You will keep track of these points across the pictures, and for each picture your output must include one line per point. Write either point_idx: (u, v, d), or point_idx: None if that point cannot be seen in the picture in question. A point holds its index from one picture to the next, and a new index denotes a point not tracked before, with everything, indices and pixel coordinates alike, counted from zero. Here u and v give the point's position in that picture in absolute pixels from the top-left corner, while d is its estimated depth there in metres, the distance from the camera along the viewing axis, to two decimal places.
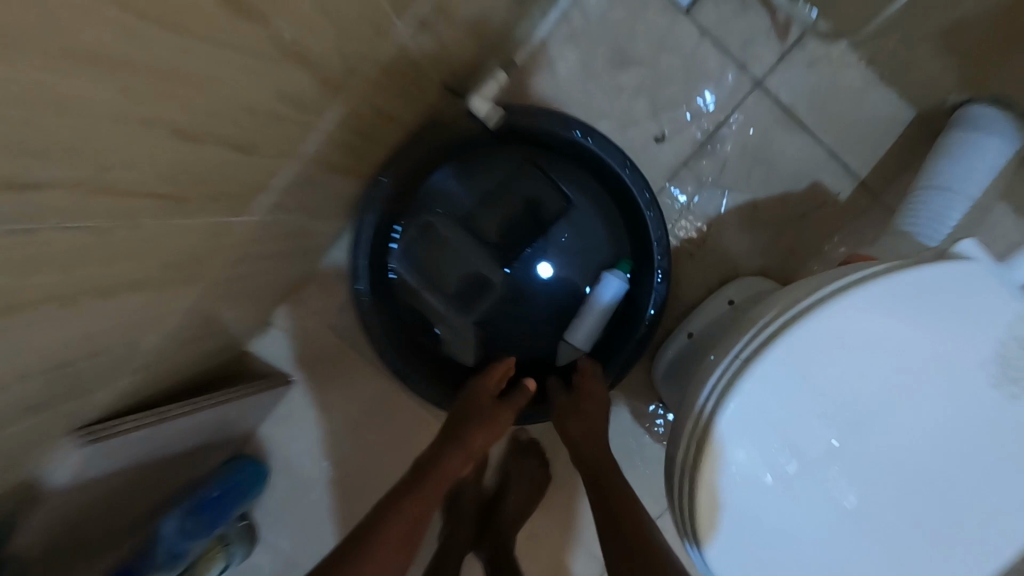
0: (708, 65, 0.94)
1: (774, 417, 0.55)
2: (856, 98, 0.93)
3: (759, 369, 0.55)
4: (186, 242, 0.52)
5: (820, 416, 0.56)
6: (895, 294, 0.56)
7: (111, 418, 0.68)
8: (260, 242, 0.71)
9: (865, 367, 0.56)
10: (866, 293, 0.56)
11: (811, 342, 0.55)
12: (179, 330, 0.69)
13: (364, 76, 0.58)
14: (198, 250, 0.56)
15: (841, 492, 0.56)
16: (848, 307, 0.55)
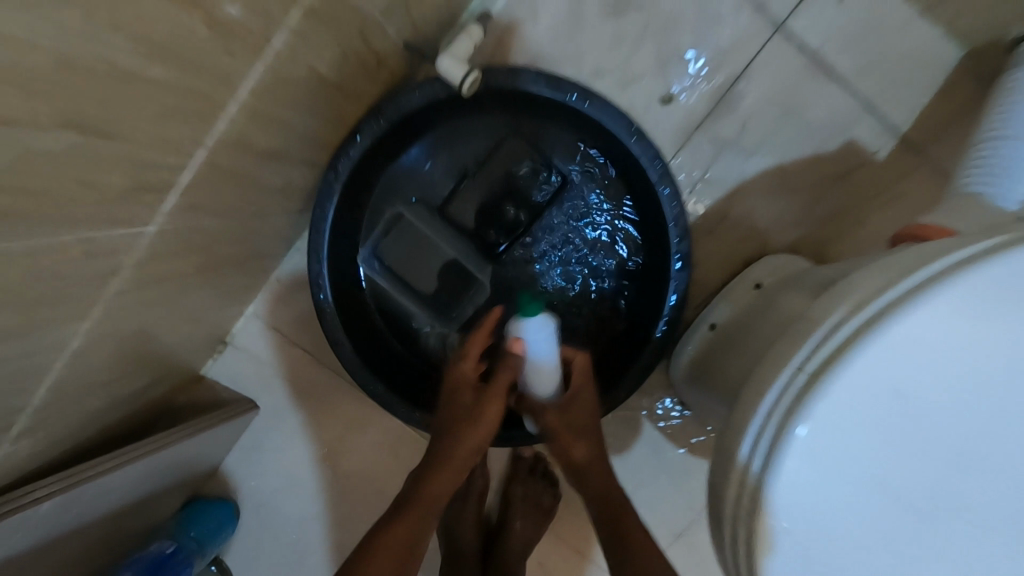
0: (720, 7, 0.79)
1: (845, 452, 0.45)
2: (897, 37, 0.79)
3: (825, 393, 0.44)
4: (55, 271, 0.38)
5: (901, 444, 0.45)
6: (993, 284, 0.44)
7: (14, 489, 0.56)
8: (185, 256, 0.56)
9: (957, 379, 0.44)
10: (954, 289, 0.43)
11: (891, 354, 0.43)
12: (90, 373, 0.55)
13: (283, 28, 0.43)
14: (82, 279, 0.42)
15: (929, 533, 0.46)
16: (938, 306, 0.43)
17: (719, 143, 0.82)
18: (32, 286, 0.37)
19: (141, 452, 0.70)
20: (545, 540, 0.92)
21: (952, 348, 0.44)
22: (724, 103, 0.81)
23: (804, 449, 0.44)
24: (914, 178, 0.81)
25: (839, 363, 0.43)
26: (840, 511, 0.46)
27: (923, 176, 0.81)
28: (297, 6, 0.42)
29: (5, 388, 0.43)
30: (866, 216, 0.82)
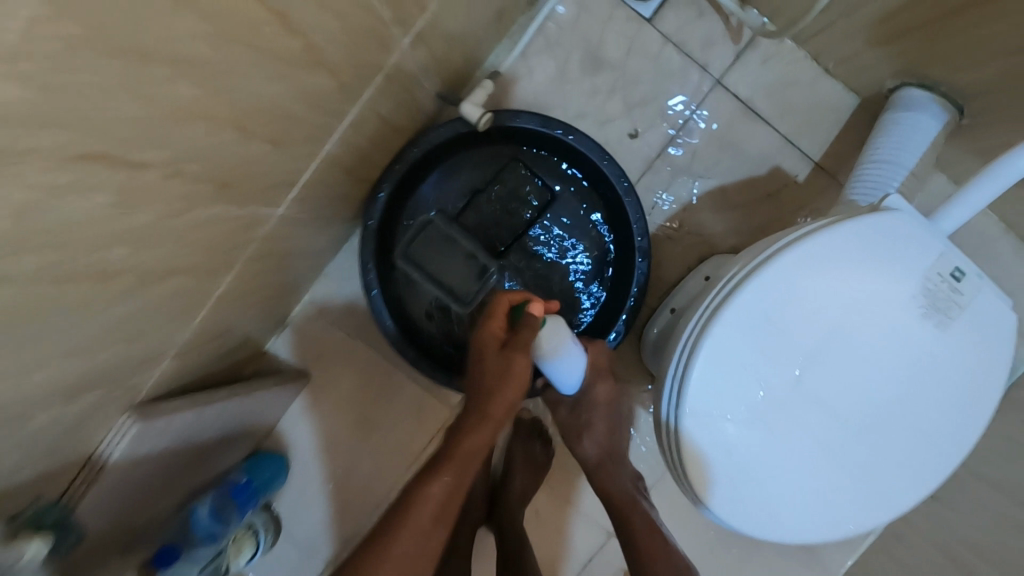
0: (672, 67, 1.05)
1: (738, 360, 0.66)
2: (807, 90, 1.04)
3: (721, 320, 0.65)
4: (229, 234, 0.61)
5: (777, 355, 0.66)
6: (834, 246, 0.65)
7: (160, 400, 0.77)
8: (282, 241, 0.80)
9: (813, 310, 0.65)
10: (804, 251, 0.65)
11: (766, 293, 0.65)
12: (213, 322, 0.77)
13: (367, 87, 0.67)
14: (237, 243, 0.65)
15: (802, 419, 0.66)
16: (794, 261, 0.65)
17: (675, 169, 1.06)
18: (216, 242, 0.60)
19: (234, 394, 0.91)
20: (539, 492, 1.11)
21: (807, 290, 0.65)
22: (677, 139, 1.06)
23: (711, 362, 0.66)
24: (825, 195, 1.05)
25: (730, 303, 0.66)
26: (739, 406, 0.66)
27: (831, 194, 1.04)
28: (377, 73, 0.66)
29: (181, 315, 0.65)
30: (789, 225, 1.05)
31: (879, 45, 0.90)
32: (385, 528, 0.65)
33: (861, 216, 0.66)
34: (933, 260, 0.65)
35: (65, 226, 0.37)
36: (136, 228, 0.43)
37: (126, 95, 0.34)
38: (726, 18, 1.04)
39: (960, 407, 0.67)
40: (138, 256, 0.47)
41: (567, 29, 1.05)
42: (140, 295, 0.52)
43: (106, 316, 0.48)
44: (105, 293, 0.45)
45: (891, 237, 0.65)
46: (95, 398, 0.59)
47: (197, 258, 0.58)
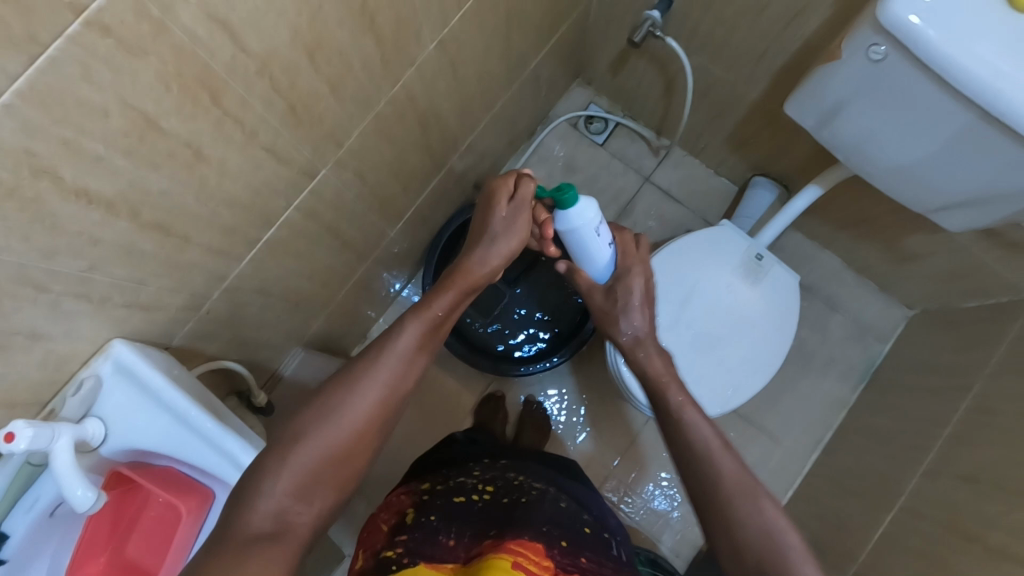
0: (618, 171, 1.70)
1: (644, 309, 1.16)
2: (703, 183, 1.67)
3: None
4: (372, 239, 1.18)
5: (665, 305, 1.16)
6: (688, 246, 1.20)
7: (315, 348, 1.29)
8: (385, 259, 1.35)
9: (681, 279, 1.17)
10: (672, 248, 1.19)
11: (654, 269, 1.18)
12: (343, 305, 1.30)
13: (442, 168, 1.27)
14: (371, 246, 1.21)
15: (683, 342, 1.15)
16: (667, 254, 1.19)
17: None
18: (366, 241, 1.16)
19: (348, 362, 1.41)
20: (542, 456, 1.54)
21: (677, 269, 1.18)
22: (623, 214, 1.67)
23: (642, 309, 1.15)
24: None
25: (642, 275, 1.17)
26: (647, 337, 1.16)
27: None
28: (447, 162, 1.28)
29: (337, 285, 1.18)
30: None
31: (735, 152, 1.53)
32: (368, 352, 0.70)
33: (705, 229, 1.22)
34: (743, 250, 1.20)
35: (337, 198, 0.93)
36: (351, 210, 1.00)
37: (374, 149, 0.93)
38: (649, 142, 1.70)
39: (775, 332, 1.17)
40: (345, 228, 1.03)
41: (551, 150, 1.71)
42: (337, 253, 1.06)
43: (324, 256, 1.03)
44: (331, 241, 1.00)
45: (723, 239, 1.21)
46: (296, 318, 1.11)
47: (357, 246, 1.14)
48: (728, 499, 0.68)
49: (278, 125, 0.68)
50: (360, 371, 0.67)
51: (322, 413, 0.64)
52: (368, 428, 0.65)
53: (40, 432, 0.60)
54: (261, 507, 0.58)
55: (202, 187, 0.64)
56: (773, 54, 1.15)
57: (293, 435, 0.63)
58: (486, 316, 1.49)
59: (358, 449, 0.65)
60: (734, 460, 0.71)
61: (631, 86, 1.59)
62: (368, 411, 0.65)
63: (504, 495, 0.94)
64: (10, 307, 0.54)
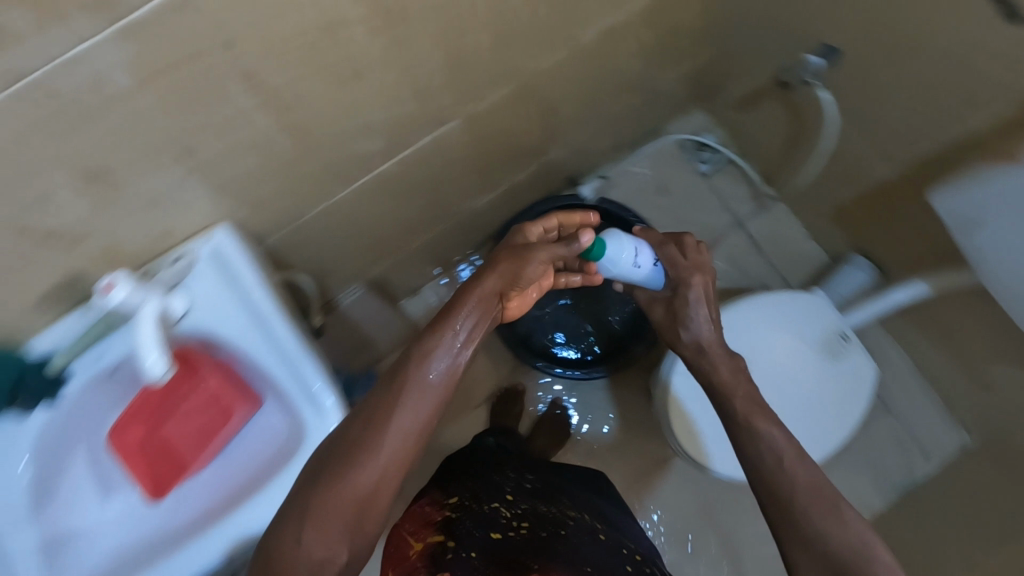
0: (711, 207, 1.64)
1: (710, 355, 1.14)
2: (794, 243, 1.60)
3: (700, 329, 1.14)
4: (460, 201, 1.16)
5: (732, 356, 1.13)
6: (771, 304, 1.15)
7: (372, 289, 1.31)
8: (462, 224, 1.33)
9: (756, 335, 1.13)
10: (753, 301, 1.15)
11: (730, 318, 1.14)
12: (409, 256, 1.29)
13: (546, 152, 1.25)
14: (456, 207, 1.19)
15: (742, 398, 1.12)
16: (747, 305, 1.15)
17: None
18: (454, 201, 1.15)
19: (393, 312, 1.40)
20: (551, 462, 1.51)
21: (754, 323, 1.14)
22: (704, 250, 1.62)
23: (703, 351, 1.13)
24: None
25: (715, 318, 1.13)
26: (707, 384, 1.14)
27: None
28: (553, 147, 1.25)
29: (413, 235, 1.17)
30: None
31: (839, 223, 1.46)
32: (392, 377, 0.61)
33: (797, 292, 1.16)
34: (828, 324, 1.14)
35: (448, 151, 0.92)
36: (455, 167, 0.98)
37: (501, 114, 0.91)
38: (751, 187, 1.64)
39: (841, 413, 1.12)
40: (444, 183, 1.01)
41: (650, 166, 1.66)
42: (426, 204, 1.05)
43: (414, 204, 1.01)
44: (427, 191, 0.99)
45: (812, 310, 1.15)
46: (366, 255, 1.10)
47: (445, 204, 1.12)
48: (796, 509, 0.64)
49: (433, 62, 0.66)
50: (387, 403, 0.60)
51: (351, 451, 0.58)
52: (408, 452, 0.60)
53: (131, 292, 0.60)
54: (306, 554, 0.56)
55: (347, 101, 0.62)
56: (922, 137, 1.09)
57: (321, 480, 0.58)
58: (539, 309, 1.47)
59: (376, 497, 0.58)
60: (807, 469, 0.68)
61: (752, 126, 1.54)
62: (405, 442, 0.59)
63: (543, 528, 0.96)
64: (149, 163, 0.54)
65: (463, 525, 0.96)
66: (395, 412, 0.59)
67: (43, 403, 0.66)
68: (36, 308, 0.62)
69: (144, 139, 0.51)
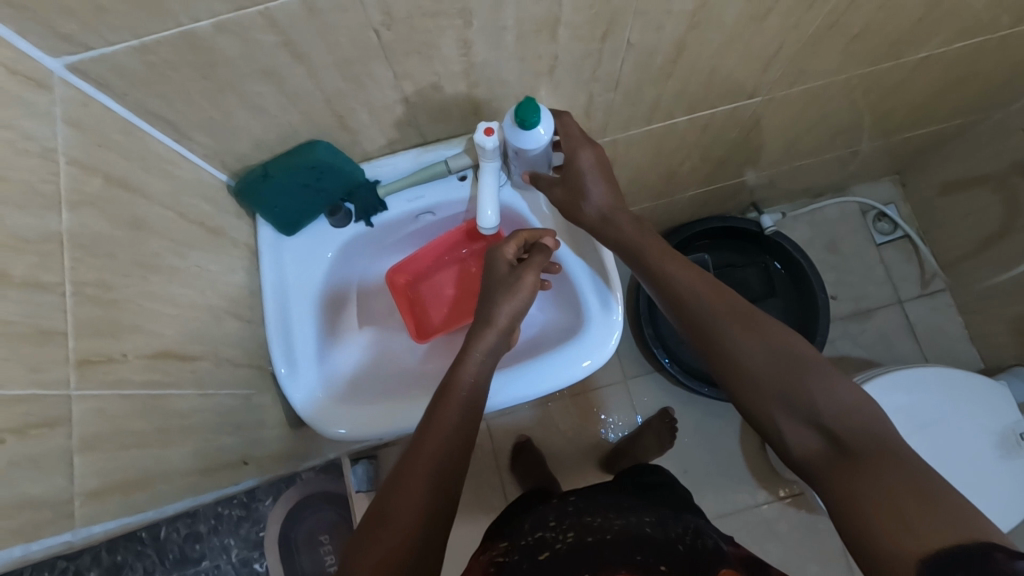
0: (877, 277, 1.61)
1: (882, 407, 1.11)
2: (951, 339, 1.56)
3: (880, 380, 1.12)
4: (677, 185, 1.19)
5: (903, 416, 1.10)
6: (956, 379, 1.13)
7: None
8: (652, 211, 1.36)
9: (931, 404, 1.11)
10: (939, 371, 1.13)
11: (910, 379, 1.12)
12: None
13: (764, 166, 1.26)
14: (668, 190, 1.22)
15: None
16: (931, 373, 1.13)
17: (847, 333, 1.58)
18: (672, 183, 1.18)
19: None
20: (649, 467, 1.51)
21: (933, 392, 1.12)
22: (856, 317, 1.60)
23: (883, 377, 1.12)
24: None
25: (903, 371, 1.13)
26: None
27: None
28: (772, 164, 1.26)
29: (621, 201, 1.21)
30: None
31: (1015, 333, 1.42)
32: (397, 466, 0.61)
33: (988, 380, 1.13)
34: (1007, 418, 1.11)
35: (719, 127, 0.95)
36: (711, 146, 1.01)
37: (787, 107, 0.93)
38: (923, 271, 1.61)
39: (995, 511, 1.08)
40: (691, 157, 1.04)
41: (826, 219, 1.65)
42: (659, 174, 1.09)
43: (655, 169, 1.05)
44: (676, 158, 1.02)
45: (996, 402, 1.12)
46: None
47: (666, 181, 1.15)
48: (723, 349, 0.65)
49: (809, 33, 0.69)
50: (402, 479, 0.59)
51: (377, 523, 0.57)
52: (436, 505, 0.58)
53: (500, 146, 0.65)
54: None
55: (734, 39, 0.66)
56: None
57: (358, 551, 0.56)
58: None
59: (429, 538, 0.57)
60: (721, 298, 0.68)
61: (950, 212, 1.51)
62: (427, 501, 0.58)
63: (588, 534, 0.85)
64: (584, 32, 0.58)
65: (513, 562, 0.84)
66: (421, 458, 0.61)
67: (363, 219, 0.72)
68: (394, 136, 0.68)
69: (603, 11, 0.55)
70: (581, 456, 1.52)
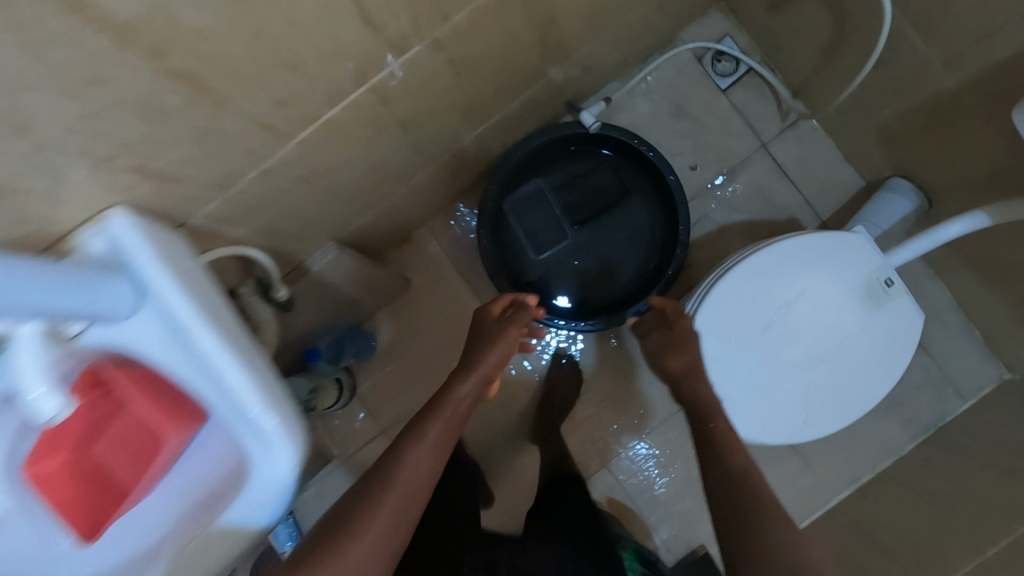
0: (734, 127, 1.43)
1: (727, 321, 0.99)
2: (826, 166, 1.41)
3: (717, 293, 1.00)
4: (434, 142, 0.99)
5: (752, 320, 0.99)
6: (798, 251, 0.99)
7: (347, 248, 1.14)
8: (447, 166, 1.17)
9: (780, 291, 0.99)
10: (776, 251, 1.00)
11: (746, 275, 1.00)
12: (386, 207, 1.13)
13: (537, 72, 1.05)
14: (433, 149, 1.01)
15: (768, 361, 0.99)
16: (766, 261, 0.99)
17: (718, 201, 1.43)
18: (431, 143, 0.97)
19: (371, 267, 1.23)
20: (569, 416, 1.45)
21: (775, 278, 1.00)
22: (724, 180, 1.43)
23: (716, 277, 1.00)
24: None
25: (737, 264, 1.00)
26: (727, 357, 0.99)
27: None
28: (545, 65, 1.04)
29: (388, 183, 1.01)
30: None
31: (880, 143, 1.27)
32: (380, 471, 0.93)
33: (836, 232, 1.00)
34: (867, 266, 0.98)
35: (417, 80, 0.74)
36: (430, 103, 0.80)
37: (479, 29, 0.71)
38: (780, 103, 1.42)
39: (878, 367, 1.00)
40: (419, 122, 0.83)
41: (662, 81, 1.44)
42: (398, 151, 0.88)
43: (382, 155, 0.84)
44: (395, 136, 0.82)
45: (852, 252, 0.99)
46: (335, 213, 0.95)
47: (420, 146, 0.95)
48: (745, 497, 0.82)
49: None
50: (377, 493, 0.90)
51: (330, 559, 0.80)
52: (391, 534, 0.87)
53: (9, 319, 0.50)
54: None
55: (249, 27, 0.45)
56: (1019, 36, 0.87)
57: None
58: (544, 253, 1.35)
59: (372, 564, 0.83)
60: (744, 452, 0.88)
61: (785, 30, 1.31)
62: (386, 521, 0.87)
63: None
64: None
65: None
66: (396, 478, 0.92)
67: None
68: None
69: None
70: (490, 430, 1.44)
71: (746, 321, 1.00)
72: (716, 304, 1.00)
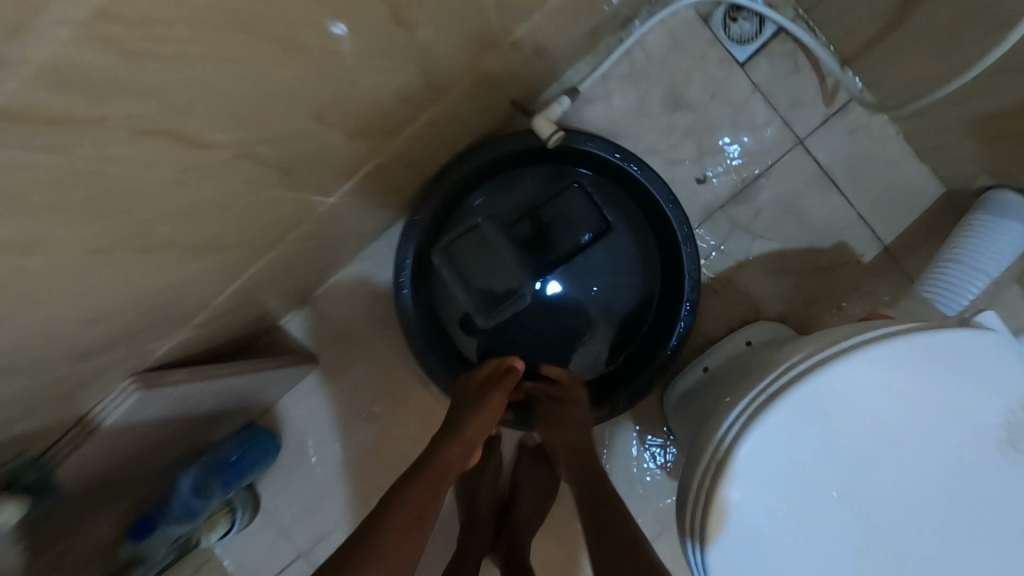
0: (756, 117, 1.00)
1: (786, 449, 0.61)
2: (890, 168, 0.99)
3: (779, 406, 0.60)
4: (257, 212, 0.58)
5: (828, 454, 0.61)
6: (915, 353, 0.60)
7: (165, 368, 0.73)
8: (322, 223, 0.75)
9: (879, 411, 0.61)
10: (881, 351, 0.60)
11: (827, 381, 0.60)
12: (228, 299, 0.73)
13: (436, 75, 0.62)
14: (258, 221, 0.59)
15: (845, 520, 0.61)
16: (862, 363, 0.60)
17: (735, 224, 1.02)
18: (238, 214, 0.56)
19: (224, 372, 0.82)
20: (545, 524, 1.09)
21: (875, 387, 0.60)
22: (744, 194, 1.01)
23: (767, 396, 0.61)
24: (886, 281, 1.00)
25: (801, 375, 0.61)
26: (778, 504, 0.61)
27: (892, 281, 0.99)
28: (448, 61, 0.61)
29: (193, 289, 0.59)
30: (843, 306, 1.00)
31: (980, 141, 0.85)
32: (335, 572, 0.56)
33: (959, 330, 0.61)
34: (1016, 389, 0.60)
35: (81, 151, 0.33)
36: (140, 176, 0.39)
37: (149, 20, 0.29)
38: (822, 79, 0.99)
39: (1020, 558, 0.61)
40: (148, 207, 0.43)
41: (652, 56, 1.00)
42: (137, 256, 0.47)
43: (91, 282, 0.43)
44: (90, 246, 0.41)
45: (981, 365, 0.60)
46: (85, 363, 0.54)
47: (211, 232, 0.53)
48: None
49: None
50: None
51: None
52: None
53: None
54: None
55: None
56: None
57: None
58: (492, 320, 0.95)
59: None
60: None
61: None
62: None
63: None
64: None
65: None
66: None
67: None
68: None
69: None
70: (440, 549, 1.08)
71: (812, 470, 0.61)
72: (765, 442, 0.61)
